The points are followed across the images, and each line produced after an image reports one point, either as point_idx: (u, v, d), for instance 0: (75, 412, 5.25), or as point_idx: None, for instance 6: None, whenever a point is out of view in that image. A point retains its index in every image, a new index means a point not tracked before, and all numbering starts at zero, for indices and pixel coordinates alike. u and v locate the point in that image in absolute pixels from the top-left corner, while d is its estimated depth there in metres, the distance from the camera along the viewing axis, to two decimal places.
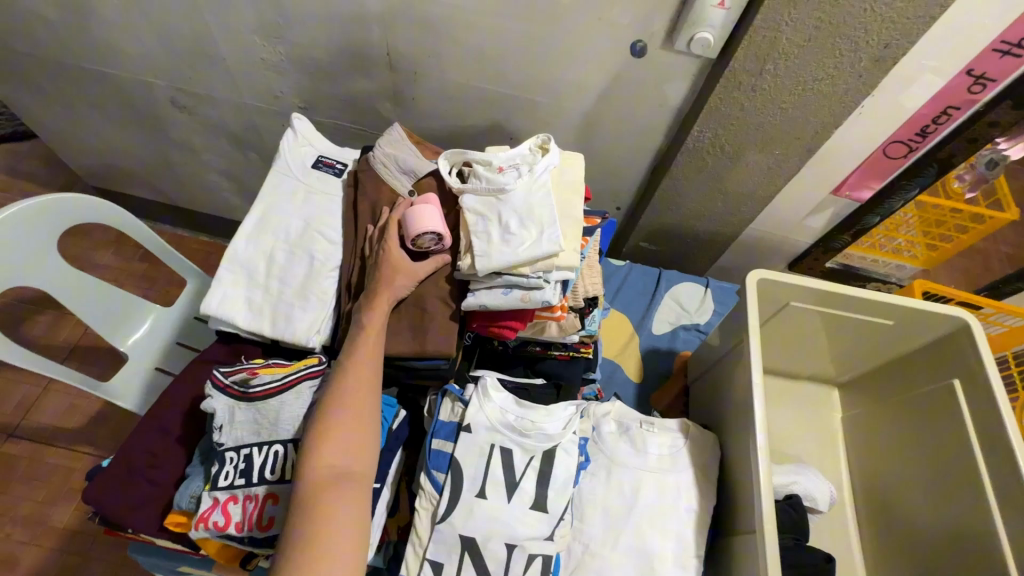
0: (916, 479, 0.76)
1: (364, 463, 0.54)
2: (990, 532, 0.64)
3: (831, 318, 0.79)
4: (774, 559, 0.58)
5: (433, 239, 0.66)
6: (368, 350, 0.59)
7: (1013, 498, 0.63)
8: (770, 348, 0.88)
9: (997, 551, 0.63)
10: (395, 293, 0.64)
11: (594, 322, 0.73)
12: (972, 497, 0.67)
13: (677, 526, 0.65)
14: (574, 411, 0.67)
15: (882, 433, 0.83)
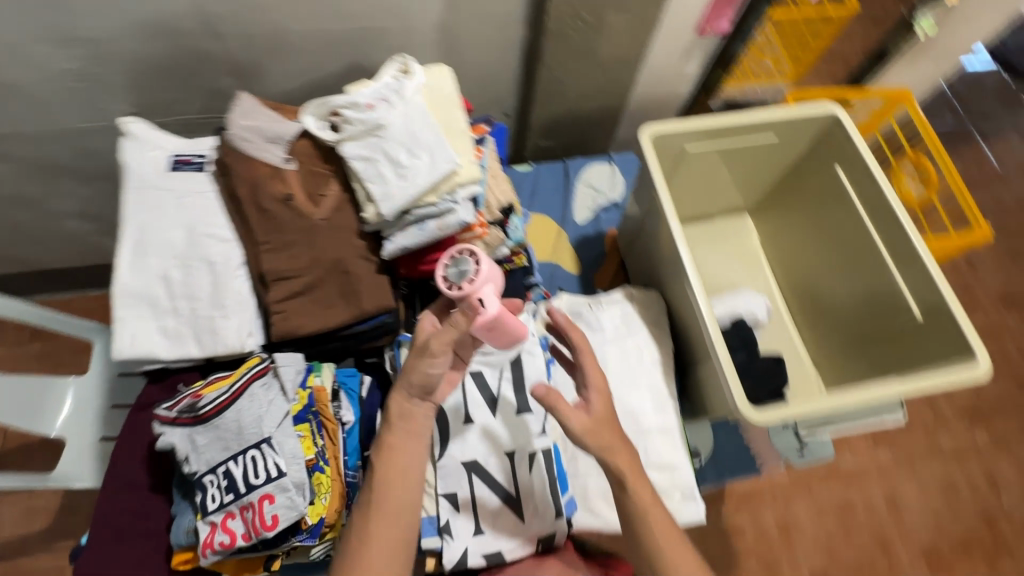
0: (830, 267, 0.86)
1: (396, 572, 0.53)
2: (896, 287, 0.76)
3: (725, 150, 0.84)
4: (732, 371, 0.65)
5: (460, 269, 0.56)
6: (397, 474, 0.55)
7: (907, 252, 0.74)
8: (681, 196, 0.92)
9: (905, 301, 0.75)
10: (404, 407, 0.57)
11: (517, 229, 0.73)
12: (877, 265, 0.79)
13: (650, 380, 0.71)
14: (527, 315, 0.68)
15: (792, 238, 0.92)
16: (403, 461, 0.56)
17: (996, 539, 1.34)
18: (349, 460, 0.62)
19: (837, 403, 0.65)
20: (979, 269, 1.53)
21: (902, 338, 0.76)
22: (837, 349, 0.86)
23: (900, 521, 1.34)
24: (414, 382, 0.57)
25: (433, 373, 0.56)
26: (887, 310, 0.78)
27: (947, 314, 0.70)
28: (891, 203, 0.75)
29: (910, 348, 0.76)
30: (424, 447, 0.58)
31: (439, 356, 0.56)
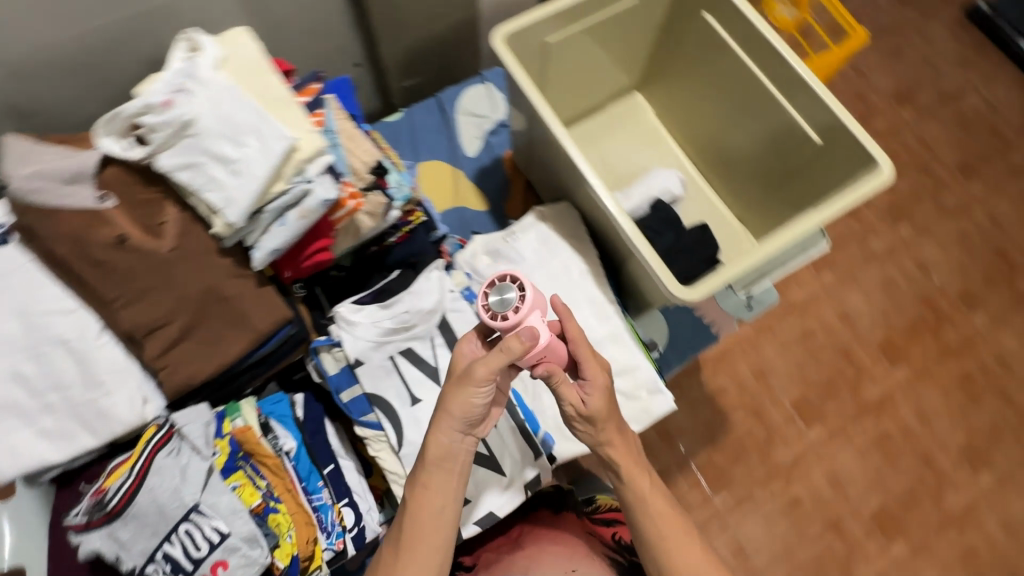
0: (726, 119, 0.84)
1: None
2: (789, 117, 0.75)
3: (588, 32, 0.78)
4: (652, 254, 0.63)
5: (503, 297, 0.51)
6: (429, 524, 0.54)
7: (790, 79, 0.72)
8: (562, 95, 0.86)
9: (801, 129, 0.74)
10: (443, 446, 0.54)
11: (400, 186, 0.65)
12: (766, 102, 0.77)
13: (584, 293, 0.70)
14: (438, 274, 0.64)
15: (684, 102, 0.89)
16: (436, 502, 0.54)
17: (936, 313, 1.47)
18: (309, 483, 0.60)
19: (767, 252, 0.64)
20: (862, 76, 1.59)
21: (808, 169, 0.76)
22: (754, 200, 0.86)
23: (855, 330, 1.46)
24: (453, 416, 0.54)
25: (476, 401, 0.53)
26: (787, 145, 0.77)
27: (844, 131, 0.69)
28: (763, 32, 0.72)
29: (816, 174, 0.75)
30: (458, 487, 0.56)
31: (484, 385, 0.53)
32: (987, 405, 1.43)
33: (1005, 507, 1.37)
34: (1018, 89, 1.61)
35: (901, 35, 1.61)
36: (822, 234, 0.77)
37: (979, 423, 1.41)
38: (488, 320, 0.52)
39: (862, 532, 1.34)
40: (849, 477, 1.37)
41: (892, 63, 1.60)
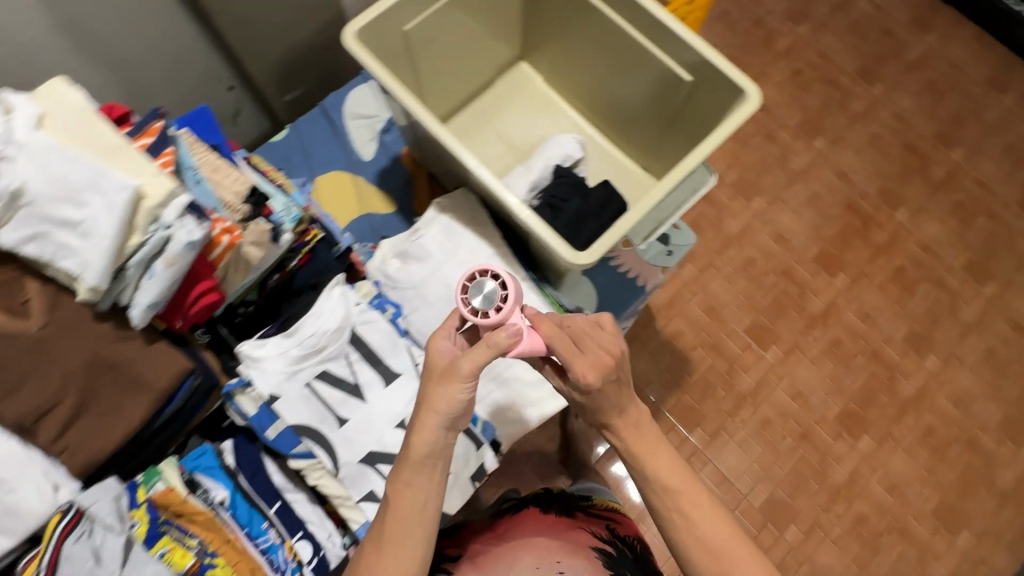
0: (604, 72, 0.84)
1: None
2: (656, 58, 0.75)
3: (444, 11, 0.78)
4: (540, 224, 0.64)
5: (489, 293, 0.59)
6: (410, 519, 0.55)
7: (645, 20, 0.73)
8: (442, 78, 0.86)
9: (668, 68, 0.75)
10: (428, 445, 0.55)
11: (284, 210, 0.65)
12: (631, 49, 0.77)
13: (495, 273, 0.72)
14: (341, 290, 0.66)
15: (565, 62, 0.89)
16: (413, 502, 0.56)
17: (863, 216, 1.65)
18: (252, 528, 0.64)
19: (658, 196, 0.65)
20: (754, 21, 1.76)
21: (686, 108, 0.78)
22: (649, 147, 0.87)
23: (791, 249, 1.58)
24: (438, 413, 0.55)
25: (459, 398, 0.55)
26: (662, 86, 0.78)
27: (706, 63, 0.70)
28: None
29: (694, 108, 0.76)
30: (440, 485, 0.57)
31: (469, 381, 0.55)
32: (922, 293, 1.58)
33: (951, 380, 1.52)
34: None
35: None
36: (709, 170, 0.79)
37: (917, 311, 1.55)
38: (471, 316, 0.59)
39: (830, 436, 1.47)
40: (809, 387, 1.50)
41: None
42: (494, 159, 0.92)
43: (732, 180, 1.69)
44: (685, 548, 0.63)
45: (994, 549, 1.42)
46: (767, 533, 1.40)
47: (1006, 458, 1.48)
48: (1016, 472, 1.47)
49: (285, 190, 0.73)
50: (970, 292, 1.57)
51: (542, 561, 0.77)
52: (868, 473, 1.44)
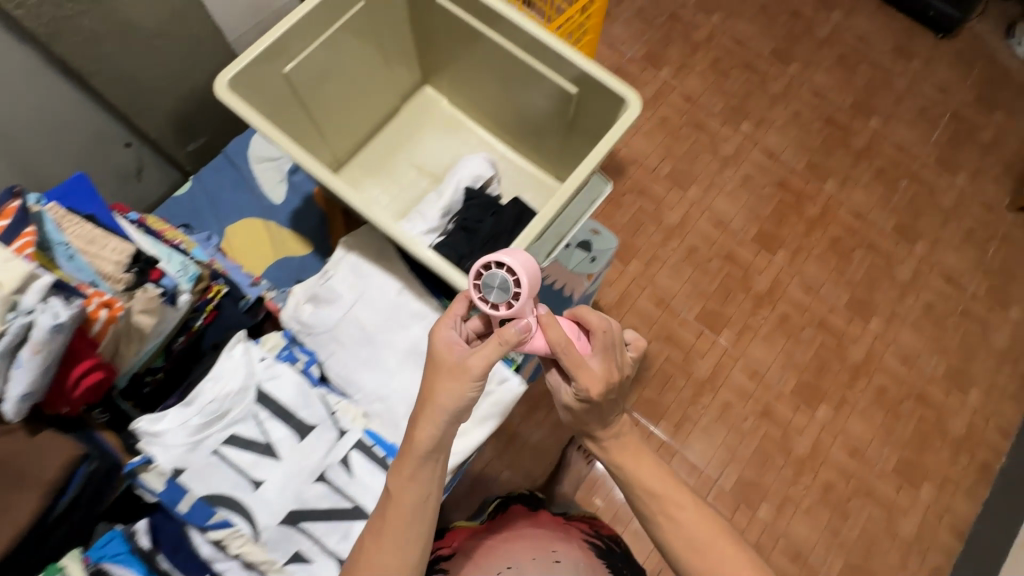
0: (491, 85, 1.04)
1: (412, 544, 0.73)
2: (526, 65, 0.95)
3: (330, 44, 0.96)
4: (430, 256, 0.76)
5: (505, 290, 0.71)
6: (409, 500, 0.73)
7: (509, 39, 0.93)
8: (353, 108, 1.06)
9: (538, 73, 0.94)
10: (431, 437, 0.71)
11: (178, 275, 0.81)
12: (508, 61, 0.97)
13: (391, 317, 0.99)
14: (245, 359, 0.89)
15: (460, 83, 1.10)
16: (413, 490, 0.73)
17: (794, 194, 1.77)
18: None
19: (545, 216, 0.79)
20: (676, 29, 1.96)
21: (576, 111, 0.95)
22: (548, 144, 1.06)
23: (731, 233, 1.70)
24: (443, 408, 0.69)
25: (466, 387, 0.69)
26: (553, 93, 0.95)
27: (584, 71, 0.87)
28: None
29: (563, 106, 0.96)
30: (437, 479, 0.74)
31: (475, 381, 0.69)
32: (857, 260, 1.70)
33: (894, 339, 1.62)
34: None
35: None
36: (606, 180, 0.90)
37: (855, 277, 1.68)
38: (488, 307, 0.71)
39: (790, 410, 1.53)
40: (765, 365, 1.57)
41: (695, 9, 1.99)
42: (413, 179, 1.10)
43: (668, 172, 1.76)
44: (669, 542, 0.80)
45: (954, 496, 1.49)
46: (741, 515, 1.44)
47: (954, 407, 1.57)
48: (965, 419, 1.56)
49: (185, 248, 0.89)
50: (900, 251, 1.72)
51: (542, 545, 1.11)
52: (830, 441, 1.51)
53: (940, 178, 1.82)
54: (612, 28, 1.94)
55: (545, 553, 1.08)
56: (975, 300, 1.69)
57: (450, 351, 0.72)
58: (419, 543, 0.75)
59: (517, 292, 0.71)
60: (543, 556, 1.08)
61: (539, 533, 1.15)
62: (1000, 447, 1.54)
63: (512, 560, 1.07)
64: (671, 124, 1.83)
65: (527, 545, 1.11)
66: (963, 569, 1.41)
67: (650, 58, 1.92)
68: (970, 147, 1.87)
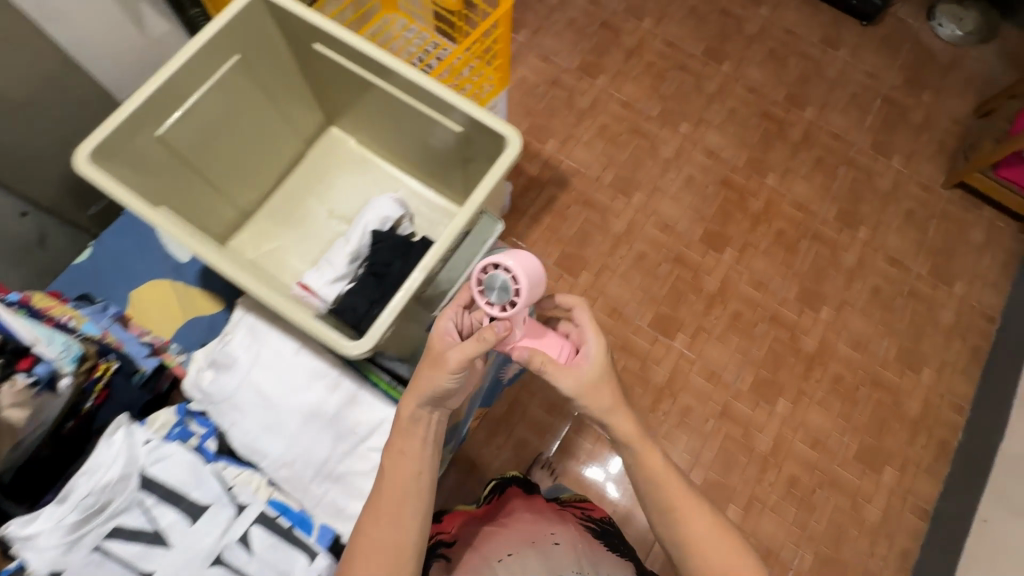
0: (389, 124, 1.06)
1: (404, 521, 0.80)
2: (414, 106, 0.96)
3: (210, 100, 0.97)
4: (302, 318, 0.79)
5: (501, 294, 0.79)
6: (398, 476, 0.82)
7: (392, 83, 0.94)
8: (251, 158, 1.08)
9: (428, 112, 0.95)
10: (412, 414, 0.83)
11: (61, 360, 0.84)
12: (398, 101, 0.98)
13: (288, 382, 0.99)
14: (126, 444, 0.90)
15: (361, 124, 1.11)
16: (404, 469, 0.83)
17: (736, 191, 1.78)
18: None
19: (438, 253, 0.79)
20: (608, 37, 1.97)
21: (469, 147, 0.97)
22: (455, 176, 1.07)
23: (677, 235, 1.71)
24: (421, 391, 0.81)
25: (438, 379, 0.80)
26: (446, 131, 0.97)
27: (466, 111, 0.89)
28: (353, 45, 0.92)
29: (458, 142, 0.97)
30: (426, 456, 0.84)
31: (454, 373, 0.79)
32: (802, 251, 1.72)
33: (844, 326, 1.64)
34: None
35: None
36: (496, 219, 0.99)
37: (801, 268, 1.70)
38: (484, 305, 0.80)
39: (749, 408, 1.54)
40: (721, 365, 1.57)
41: (625, 16, 2.01)
42: (322, 224, 1.12)
43: (611, 180, 1.77)
44: (678, 529, 0.86)
45: (916, 477, 1.51)
46: None
47: (908, 388, 1.59)
48: (919, 399, 1.58)
49: (75, 326, 0.93)
50: (844, 238, 1.75)
51: (539, 531, 1.13)
52: (791, 434, 1.52)
53: (876, 163, 1.86)
54: (545, 40, 1.95)
55: (544, 538, 1.10)
56: (920, 280, 1.72)
57: (443, 336, 0.81)
58: (414, 521, 0.81)
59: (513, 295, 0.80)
60: (542, 540, 1.10)
61: (536, 520, 1.17)
62: (955, 423, 1.56)
63: (511, 547, 1.08)
64: (610, 131, 1.84)
65: (525, 531, 1.12)
66: (930, 549, 1.42)
67: (585, 68, 1.92)
68: (903, 129, 1.91)
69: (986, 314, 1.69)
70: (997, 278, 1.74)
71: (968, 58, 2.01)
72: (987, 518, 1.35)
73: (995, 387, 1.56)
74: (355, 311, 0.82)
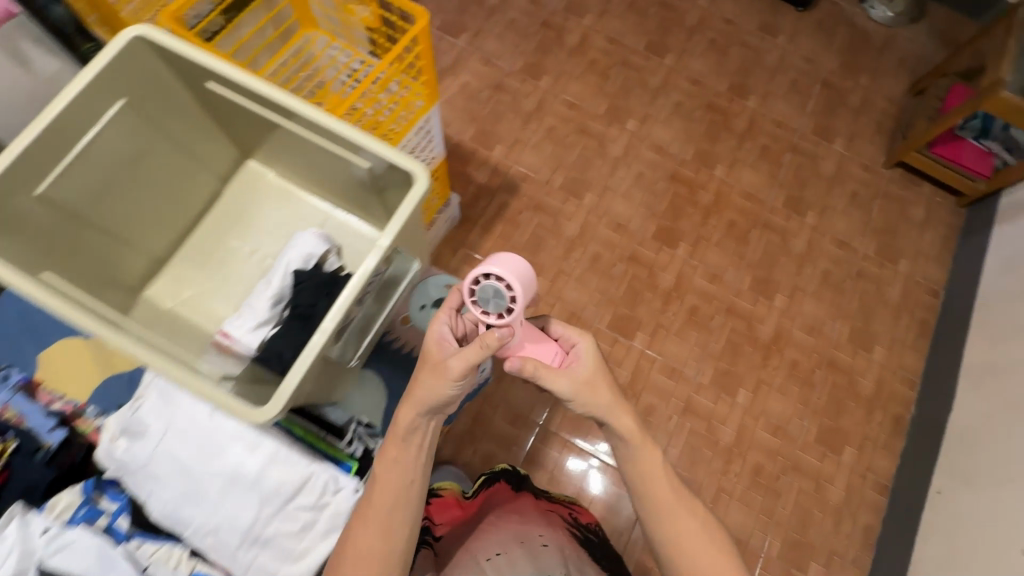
0: (301, 159, 1.02)
1: (390, 524, 0.85)
2: (322, 145, 0.92)
3: (100, 147, 0.91)
4: (190, 382, 0.73)
5: (498, 300, 0.81)
6: (389, 482, 0.86)
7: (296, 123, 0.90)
8: (156, 200, 1.03)
9: (338, 150, 0.91)
10: (410, 420, 0.87)
11: None
12: (305, 139, 0.94)
13: (198, 448, 0.95)
14: (24, 533, 0.88)
15: (274, 156, 1.08)
16: (395, 471, 0.87)
17: (686, 184, 1.79)
18: None
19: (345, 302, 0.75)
20: (549, 36, 1.95)
21: (381, 182, 0.94)
22: (375, 208, 1.04)
23: (631, 234, 1.71)
24: (421, 398, 0.85)
25: (440, 386, 0.84)
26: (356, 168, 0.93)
27: (374, 151, 0.85)
28: (245, 85, 0.87)
29: (372, 179, 0.94)
30: (420, 464, 0.89)
31: (454, 381, 0.83)
32: (753, 241, 1.74)
33: (798, 312, 1.67)
34: None
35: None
36: (410, 258, 0.90)
37: (754, 258, 1.72)
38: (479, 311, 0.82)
39: (711, 401, 1.56)
40: (681, 361, 1.59)
41: (565, 14, 1.99)
42: (241, 262, 1.09)
43: (562, 183, 1.75)
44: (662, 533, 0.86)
45: (873, 454, 1.55)
46: None
47: (862, 367, 1.63)
48: (873, 377, 1.63)
49: None
50: (793, 224, 1.78)
51: (529, 531, 1.14)
52: (753, 423, 1.54)
53: (819, 147, 1.89)
54: (485, 44, 1.92)
55: (532, 538, 1.11)
56: (867, 261, 1.76)
57: (438, 344, 0.87)
58: (399, 530, 0.85)
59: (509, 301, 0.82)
60: (531, 540, 1.11)
61: (524, 519, 1.17)
62: (907, 398, 1.61)
63: (501, 547, 1.09)
64: (557, 133, 1.82)
65: (516, 530, 1.13)
66: (891, 523, 1.47)
67: (528, 70, 1.89)
68: (843, 113, 1.95)
69: (931, 288, 1.75)
70: (940, 253, 1.79)
71: (901, 39, 2.06)
72: (941, 490, 1.40)
73: (943, 360, 1.61)
74: (280, 354, 0.80)
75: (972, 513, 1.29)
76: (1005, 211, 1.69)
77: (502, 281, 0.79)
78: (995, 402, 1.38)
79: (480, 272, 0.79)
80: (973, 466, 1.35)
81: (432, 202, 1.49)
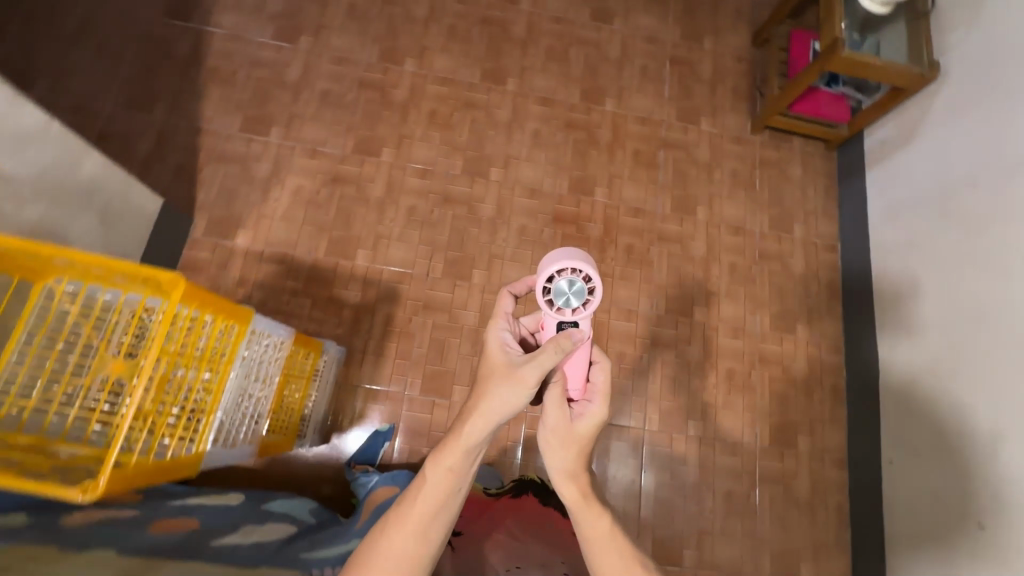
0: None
1: (423, 526, 0.71)
2: None
3: None
4: None
5: (573, 290, 0.78)
6: (439, 487, 0.72)
7: None
8: None
9: None
10: (475, 427, 0.71)
11: None
12: None
13: None
14: None
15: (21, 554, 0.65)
16: (444, 461, 0.72)
17: (573, 221, 1.66)
18: None
19: None
20: (373, 99, 1.69)
21: None
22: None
23: None
24: (494, 407, 0.71)
25: (512, 394, 0.72)
26: None
27: None
28: None
29: None
30: (478, 457, 0.74)
31: (524, 392, 0.72)
32: (657, 260, 1.66)
33: (719, 318, 1.64)
34: (459, 8, 1.82)
35: (370, 38, 1.74)
36: None
37: (661, 278, 1.65)
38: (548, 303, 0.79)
39: (665, 445, 1.52)
40: (624, 415, 1.53)
41: (382, 66, 1.72)
42: None
43: (444, 268, 1.56)
44: None
45: (824, 433, 1.59)
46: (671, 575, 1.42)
47: (791, 352, 1.64)
48: (803, 358, 1.64)
49: None
50: (688, 227, 1.71)
51: (549, 556, 1.00)
52: (710, 451, 1.53)
53: (688, 134, 1.81)
54: (304, 131, 1.63)
55: (553, 561, 0.98)
56: (766, 240, 1.73)
57: (499, 351, 0.77)
58: (435, 534, 0.72)
59: (586, 297, 0.79)
60: (552, 564, 0.97)
61: (540, 544, 1.03)
62: (838, 365, 1.65)
63: (518, 559, 0.97)
64: (420, 212, 1.60)
65: (537, 552, 1.00)
66: (857, 498, 1.52)
67: (364, 147, 1.64)
68: (699, 87, 1.86)
69: (829, 245, 1.76)
70: (827, 205, 1.80)
71: None
72: (892, 461, 1.46)
73: (858, 318, 1.64)
74: None
75: (926, 483, 1.36)
76: (871, 153, 1.71)
77: (581, 272, 0.77)
78: (918, 363, 1.44)
79: (557, 265, 0.77)
80: (915, 434, 1.41)
81: (304, 364, 1.26)
